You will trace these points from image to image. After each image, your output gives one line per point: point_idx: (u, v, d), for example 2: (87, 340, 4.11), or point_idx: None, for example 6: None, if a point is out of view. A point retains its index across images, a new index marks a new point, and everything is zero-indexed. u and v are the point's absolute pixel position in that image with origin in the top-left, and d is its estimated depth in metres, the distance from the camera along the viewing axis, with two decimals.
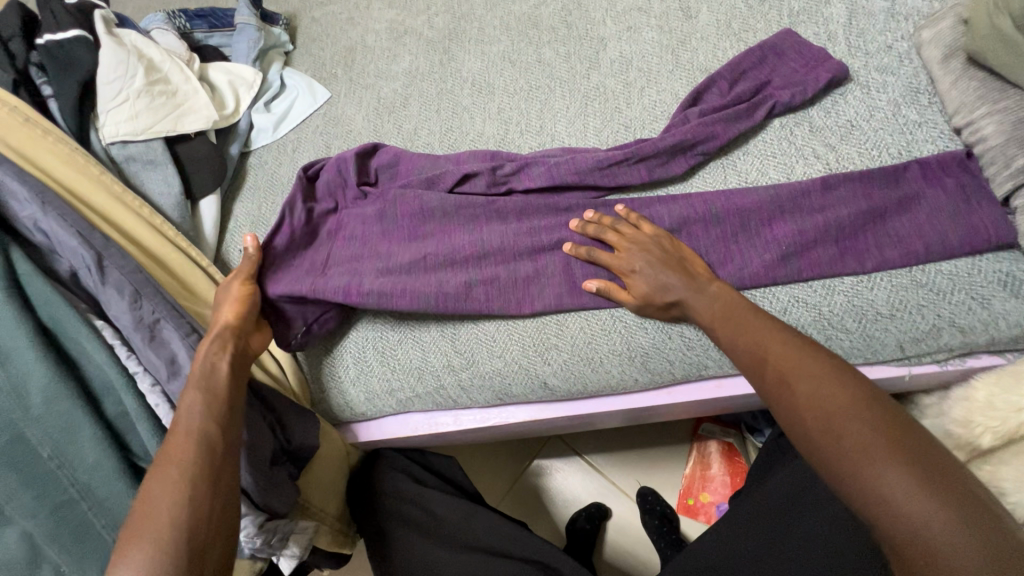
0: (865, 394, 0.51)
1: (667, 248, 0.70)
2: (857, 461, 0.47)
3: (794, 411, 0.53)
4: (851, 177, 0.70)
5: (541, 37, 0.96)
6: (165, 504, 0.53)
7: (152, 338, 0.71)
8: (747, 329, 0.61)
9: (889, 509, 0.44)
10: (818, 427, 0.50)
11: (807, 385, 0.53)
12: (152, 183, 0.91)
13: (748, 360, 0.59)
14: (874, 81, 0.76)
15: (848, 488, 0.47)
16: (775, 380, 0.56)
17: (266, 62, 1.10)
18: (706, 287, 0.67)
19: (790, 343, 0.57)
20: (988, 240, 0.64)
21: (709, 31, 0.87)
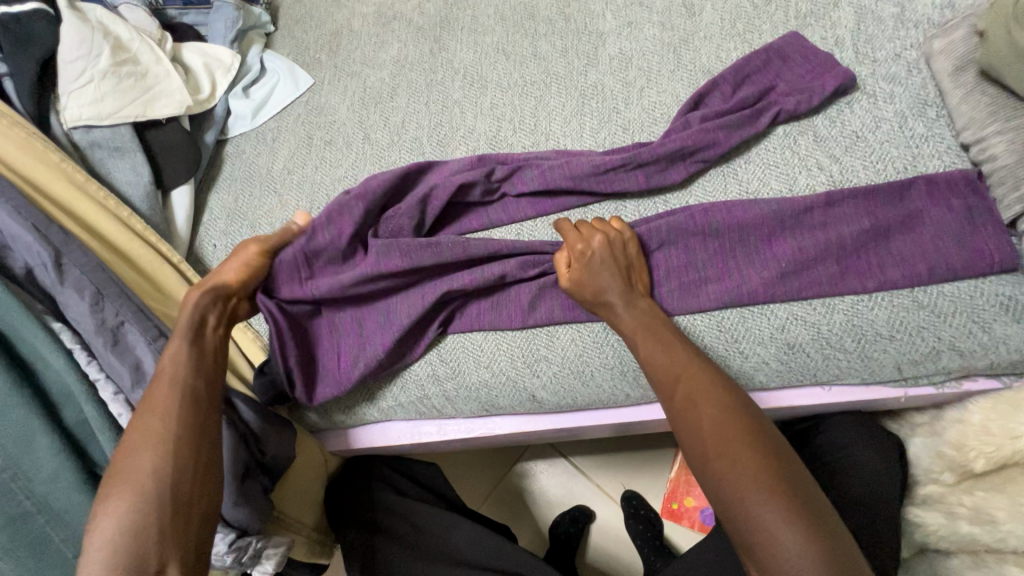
0: (758, 426, 0.55)
1: (626, 257, 0.68)
2: (739, 487, 0.51)
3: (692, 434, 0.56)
4: (855, 192, 0.67)
5: (538, 29, 0.92)
6: (144, 470, 0.55)
7: (115, 343, 0.66)
8: (665, 347, 0.61)
9: (758, 533, 0.50)
10: (714, 451, 0.54)
11: (713, 413, 0.56)
12: (119, 171, 0.85)
13: (660, 376, 0.60)
14: (882, 90, 0.73)
15: (726, 508, 0.52)
16: (681, 403, 0.58)
17: (245, 43, 1.04)
18: (637, 301, 0.66)
19: (701, 367, 0.60)
20: (992, 263, 0.62)
21: (713, 31, 0.83)
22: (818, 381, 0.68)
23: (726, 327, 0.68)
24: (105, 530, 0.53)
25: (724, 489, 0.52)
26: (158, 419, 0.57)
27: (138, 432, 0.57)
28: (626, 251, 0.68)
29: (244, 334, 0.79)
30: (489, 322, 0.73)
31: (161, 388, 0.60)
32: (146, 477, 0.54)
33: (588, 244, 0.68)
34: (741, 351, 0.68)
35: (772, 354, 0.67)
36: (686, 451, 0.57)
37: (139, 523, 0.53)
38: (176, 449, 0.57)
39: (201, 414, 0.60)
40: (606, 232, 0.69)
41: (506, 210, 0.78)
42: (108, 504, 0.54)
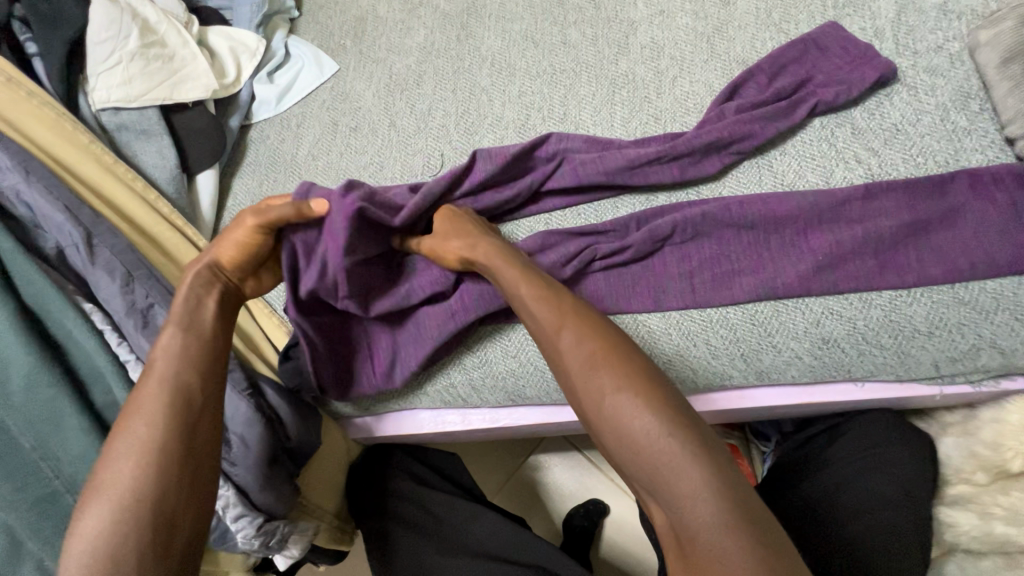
0: (636, 363, 0.53)
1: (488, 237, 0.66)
2: (636, 427, 0.49)
3: (584, 385, 0.53)
4: (895, 186, 0.66)
5: (567, 17, 0.91)
6: (133, 476, 0.51)
7: (145, 325, 0.66)
8: (532, 298, 0.59)
9: (665, 472, 0.47)
10: (605, 396, 0.51)
11: (594, 358, 0.53)
12: (146, 154, 0.85)
13: (542, 331, 0.57)
14: (923, 83, 0.71)
15: (629, 447, 0.49)
16: (572, 352, 0.54)
17: (270, 28, 1.03)
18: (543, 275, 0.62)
19: (578, 315, 0.57)
20: None
21: (747, 20, 0.82)
22: (851, 377, 0.67)
23: (759, 320, 0.67)
24: (84, 536, 0.49)
25: (629, 433, 0.49)
26: (143, 422, 0.53)
27: (127, 436, 0.53)
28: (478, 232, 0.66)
29: (270, 320, 0.79)
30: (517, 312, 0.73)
31: (147, 388, 0.56)
32: (134, 481, 0.51)
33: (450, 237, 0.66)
34: (774, 345, 0.67)
35: (806, 348, 0.66)
36: (581, 405, 0.54)
37: (120, 532, 0.49)
38: (162, 451, 0.52)
39: (187, 413, 0.55)
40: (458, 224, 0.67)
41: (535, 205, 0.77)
42: (87, 510, 0.50)
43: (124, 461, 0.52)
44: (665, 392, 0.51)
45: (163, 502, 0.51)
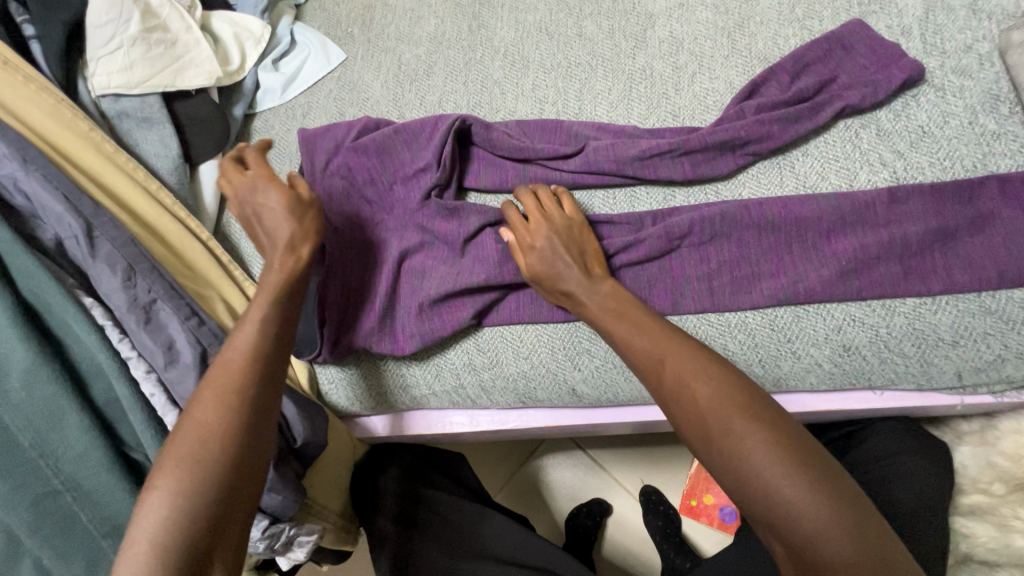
0: (752, 397, 0.50)
1: (575, 235, 0.67)
2: (757, 466, 0.46)
3: (695, 422, 0.50)
4: (921, 189, 0.64)
5: (583, 9, 0.88)
6: (198, 453, 0.51)
7: (148, 321, 0.64)
8: (636, 329, 0.58)
9: (790, 514, 0.44)
10: (719, 432, 0.49)
11: (705, 390, 0.51)
12: (147, 142, 0.82)
13: (642, 361, 0.56)
14: (951, 84, 0.70)
15: (748, 487, 0.46)
16: (673, 382, 0.53)
17: (275, 14, 1.00)
18: (599, 286, 0.63)
19: (681, 346, 0.55)
20: None
21: (770, 16, 0.79)
22: (870, 385, 0.66)
23: (779, 325, 0.66)
24: (152, 503, 0.49)
25: (745, 472, 0.46)
26: (224, 388, 0.55)
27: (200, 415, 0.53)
28: (574, 230, 0.67)
29: None
30: (530, 313, 0.71)
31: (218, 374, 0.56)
32: (206, 463, 0.51)
33: (534, 233, 0.66)
34: (794, 351, 0.65)
35: (826, 355, 0.65)
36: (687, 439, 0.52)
37: (188, 496, 0.49)
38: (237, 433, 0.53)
39: (263, 382, 0.57)
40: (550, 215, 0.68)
41: (538, 177, 0.75)
42: (161, 473, 0.51)
43: (188, 438, 0.52)
44: (790, 429, 0.48)
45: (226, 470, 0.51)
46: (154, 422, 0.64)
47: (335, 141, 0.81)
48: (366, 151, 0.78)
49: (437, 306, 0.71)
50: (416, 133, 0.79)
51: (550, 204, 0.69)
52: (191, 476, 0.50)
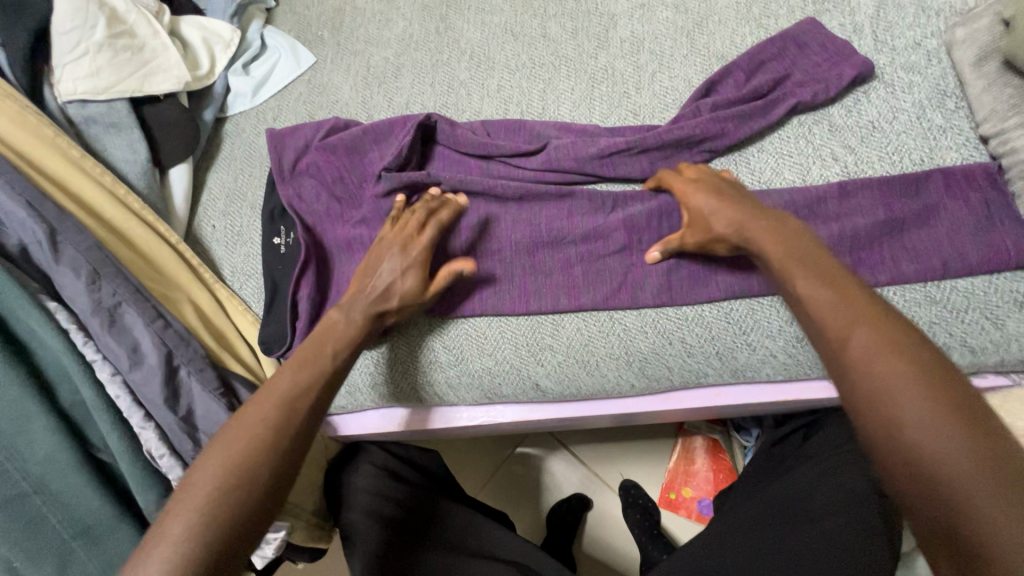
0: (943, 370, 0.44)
1: (735, 191, 0.64)
2: (937, 449, 0.41)
3: (863, 388, 0.45)
4: (869, 183, 0.66)
5: (547, 10, 0.89)
6: (233, 468, 0.51)
7: (112, 324, 0.65)
8: (828, 290, 0.50)
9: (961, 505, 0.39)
10: (895, 410, 0.43)
11: (892, 360, 0.45)
12: (115, 148, 0.83)
13: (817, 319, 0.50)
14: (900, 80, 0.71)
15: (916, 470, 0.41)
16: (847, 346, 0.47)
17: (245, 18, 1.01)
18: (778, 231, 0.58)
19: (862, 308, 0.48)
20: (1007, 261, 0.61)
21: (728, 15, 0.81)
22: (824, 374, 0.68)
23: (734, 318, 0.67)
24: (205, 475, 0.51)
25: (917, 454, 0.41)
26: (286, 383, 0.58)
27: (245, 432, 0.54)
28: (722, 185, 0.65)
29: (246, 320, 0.80)
30: (493, 309, 0.72)
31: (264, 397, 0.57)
32: (242, 481, 0.51)
33: (696, 180, 0.66)
34: (749, 343, 0.67)
35: (780, 346, 0.66)
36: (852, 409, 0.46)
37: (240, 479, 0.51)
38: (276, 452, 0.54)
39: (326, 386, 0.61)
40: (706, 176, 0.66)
41: (500, 174, 0.77)
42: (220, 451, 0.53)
43: (230, 453, 0.52)
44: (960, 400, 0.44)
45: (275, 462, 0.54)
46: (120, 423, 0.65)
47: (304, 140, 0.82)
48: (335, 151, 0.80)
49: None
50: (384, 130, 0.81)
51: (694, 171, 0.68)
52: (234, 492, 0.51)
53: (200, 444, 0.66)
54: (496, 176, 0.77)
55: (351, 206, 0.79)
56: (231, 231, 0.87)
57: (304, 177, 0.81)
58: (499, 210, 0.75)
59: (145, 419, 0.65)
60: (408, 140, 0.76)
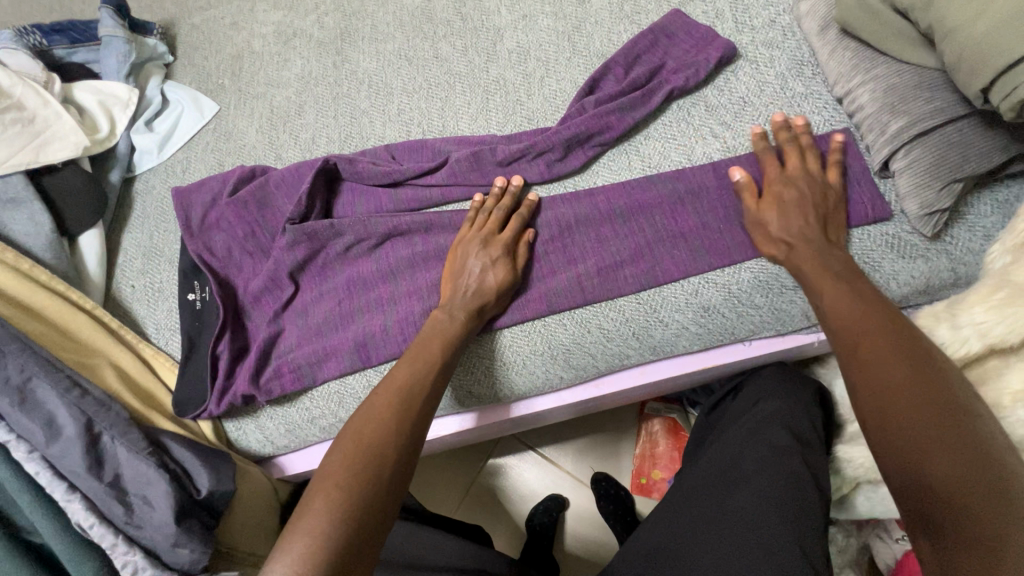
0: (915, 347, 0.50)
1: (824, 199, 0.65)
2: (927, 448, 0.44)
3: (875, 387, 0.48)
4: (741, 161, 0.71)
5: (437, 31, 0.92)
6: (357, 460, 0.55)
7: (23, 400, 0.63)
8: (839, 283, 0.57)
9: (923, 479, 0.43)
10: (903, 411, 0.46)
11: (904, 367, 0.48)
12: (16, 223, 0.81)
13: (843, 327, 0.54)
14: (762, 56, 0.77)
15: (897, 462, 0.45)
16: (864, 354, 0.51)
17: (143, 76, 1.00)
18: (832, 247, 0.62)
19: (887, 319, 0.52)
20: (867, 216, 0.66)
21: (603, 16, 0.86)
22: (737, 338, 0.71)
23: (645, 299, 0.70)
24: (330, 466, 0.55)
25: (909, 448, 0.44)
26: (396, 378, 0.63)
27: (345, 445, 0.57)
28: (823, 197, 0.65)
29: (170, 372, 0.80)
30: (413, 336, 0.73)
31: (374, 407, 0.60)
32: (358, 491, 0.53)
33: (794, 179, 0.66)
34: (661, 320, 0.70)
35: (690, 318, 0.70)
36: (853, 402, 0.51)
37: (361, 468, 0.55)
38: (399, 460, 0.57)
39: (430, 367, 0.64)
40: (811, 172, 0.67)
41: (408, 197, 0.79)
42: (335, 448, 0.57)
43: (346, 451, 0.56)
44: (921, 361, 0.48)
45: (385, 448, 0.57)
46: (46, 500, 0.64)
47: (210, 196, 0.84)
48: (244, 206, 0.82)
49: (325, 348, 0.75)
50: (289, 179, 0.82)
51: (796, 160, 0.67)
52: (341, 501, 0.52)
53: (133, 507, 0.64)
54: (405, 200, 0.79)
55: (262, 257, 0.82)
56: (152, 289, 0.87)
57: (214, 231, 0.83)
58: (414, 230, 0.77)
59: (69, 492, 0.62)
60: (308, 186, 0.77)
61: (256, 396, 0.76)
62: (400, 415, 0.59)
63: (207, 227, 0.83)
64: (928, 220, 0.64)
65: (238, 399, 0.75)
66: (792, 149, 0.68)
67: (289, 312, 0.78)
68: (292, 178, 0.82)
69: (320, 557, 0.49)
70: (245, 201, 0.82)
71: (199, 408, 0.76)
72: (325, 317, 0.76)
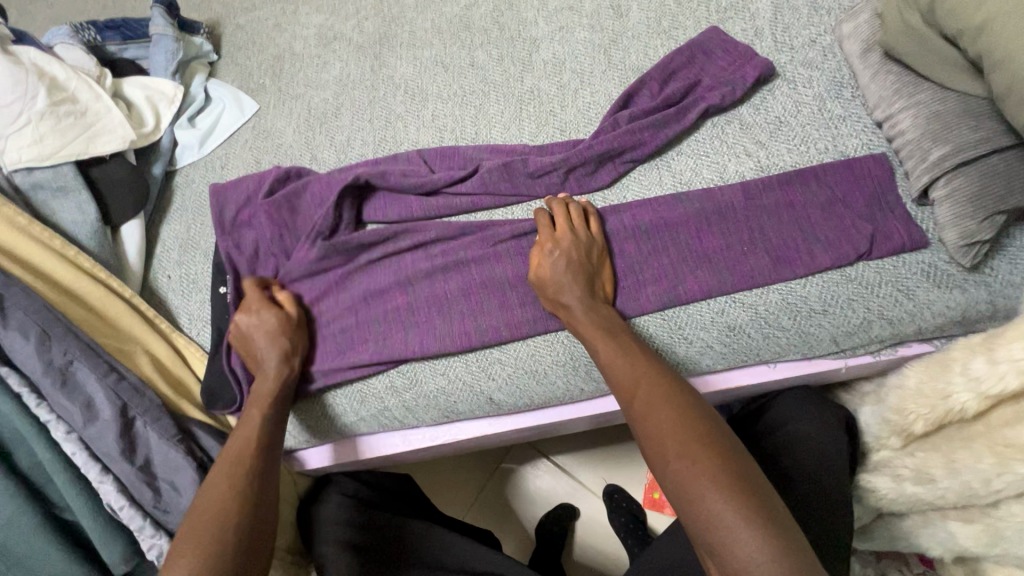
0: (703, 433, 0.54)
1: (592, 258, 0.70)
2: (694, 486, 0.51)
3: (652, 436, 0.56)
4: (774, 182, 0.71)
5: (474, 40, 0.94)
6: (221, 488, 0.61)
7: (64, 382, 0.66)
8: (622, 351, 0.63)
9: (702, 513, 0.50)
10: (674, 452, 0.54)
11: (666, 415, 0.56)
12: (64, 211, 0.85)
13: (621, 379, 0.61)
14: (800, 76, 0.76)
15: (681, 502, 0.52)
16: (639, 406, 0.59)
17: (189, 74, 1.04)
18: (601, 307, 0.68)
19: (653, 371, 0.61)
20: (902, 243, 0.65)
21: (640, 30, 0.86)
22: (762, 359, 0.70)
23: (670, 316, 0.70)
24: (214, 486, 0.62)
25: (687, 485, 0.51)
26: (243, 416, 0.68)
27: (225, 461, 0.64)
28: (593, 256, 0.70)
29: (198, 359, 0.82)
30: (437, 342, 0.74)
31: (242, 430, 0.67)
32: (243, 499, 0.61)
33: (559, 243, 0.70)
34: (686, 337, 0.70)
35: (715, 337, 0.69)
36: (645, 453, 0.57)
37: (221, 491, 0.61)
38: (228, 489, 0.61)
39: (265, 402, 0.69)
40: (576, 232, 0.71)
41: (439, 204, 0.80)
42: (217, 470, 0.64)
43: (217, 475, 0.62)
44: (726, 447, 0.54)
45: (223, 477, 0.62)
46: (80, 480, 0.66)
47: (246, 194, 0.86)
48: (278, 205, 0.83)
49: (352, 349, 0.76)
50: (321, 182, 0.84)
51: (580, 227, 0.72)
52: (211, 518, 0.59)
53: (161, 492, 0.66)
54: (435, 206, 0.81)
55: (292, 256, 0.84)
56: (187, 280, 0.89)
57: (246, 228, 0.84)
58: (442, 235, 0.78)
59: (102, 474, 0.65)
60: (340, 190, 0.79)
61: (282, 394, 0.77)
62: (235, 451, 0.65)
63: (239, 224, 0.84)
64: (968, 251, 0.62)
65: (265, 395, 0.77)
66: (547, 219, 0.73)
67: (317, 311, 0.80)
68: (326, 180, 0.84)
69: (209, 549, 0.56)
70: (278, 200, 0.83)
71: (226, 403, 0.77)
72: (350, 318, 0.77)
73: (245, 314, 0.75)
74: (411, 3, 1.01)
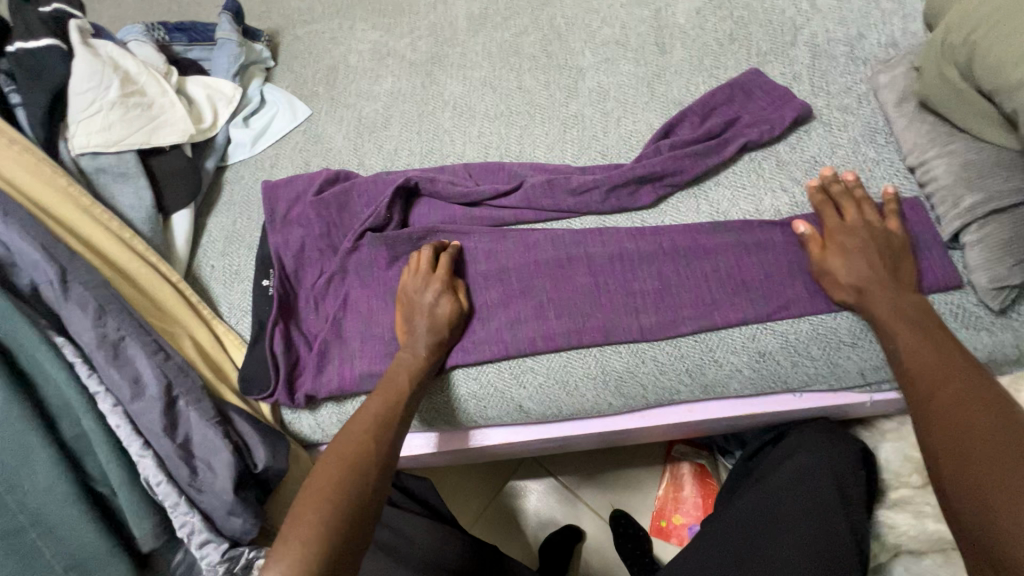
0: (1000, 421, 0.51)
1: (891, 246, 0.68)
2: (986, 461, 0.49)
3: (943, 415, 0.55)
4: (809, 217, 0.74)
5: (522, 65, 0.99)
6: (353, 443, 0.63)
7: (116, 356, 0.68)
8: (924, 338, 0.61)
9: (995, 487, 0.47)
10: (970, 432, 0.51)
11: (974, 403, 0.53)
12: (123, 195, 0.89)
13: (914, 365, 0.60)
14: (836, 120, 0.80)
15: (963, 477, 0.50)
16: (932, 390, 0.57)
17: (247, 77, 1.09)
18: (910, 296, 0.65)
19: (962, 364, 0.58)
20: (937, 283, 0.68)
21: (683, 66, 0.91)
22: (789, 387, 0.73)
23: (703, 339, 0.73)
24: (348, 433, 0.65)
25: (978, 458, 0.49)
26: (402, 377, 0.71)
27: (334, 456, 0.62)
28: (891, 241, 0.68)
29: (234, 344, 0.85)
30: (476, 349, 0.76)
31: (363, 421, 0.66)
32: (352, 493, 0.59)
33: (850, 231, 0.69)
34: (716, 360, 0.72)
35: (745, 362, 0.72)
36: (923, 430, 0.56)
37: (356, 442, 0.64)
38: (375, 444, 0.64)
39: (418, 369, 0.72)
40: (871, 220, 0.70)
41: (483, 217, 0.84)
42: (354, 420, 0.67)
43: (360, 425, 0.66)
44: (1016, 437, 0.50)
45: (364, 429, 0.65)
46: (120, 454, 0.68)
47: (296, 192, 0.90)
48: (326, 205, 0.87)
49: (388, 350, 0.79)
50: (370, 187, 0.88)
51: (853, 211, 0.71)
52: (349, 465, 0.61)
53: (197, 471, 0.68)
54: (479, 218, 0.84)
55: (333, 255, 0.87)
56: (230, 270, 0.92)
57: (294, 225, 0.88)
58: (484, 245, 0.81)
59: (144, 448, 0.67)
60: (388, 197, 0.83)
61: (316, 390, 0.80)
62: (383, 407, 0.68)
63: (286, 222, 0.88)
64: (997, 294, 0.65)
65: (303, 387, 0.80)
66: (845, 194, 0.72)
67: (354, 310, 0.83)
68: (374, 185, 0.88)
69: (313, 547, 0.54)
70: (326, 202, 0.87)
71: (263, 392, 0.80)
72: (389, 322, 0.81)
73: (415, 289, 0.76)
74: (464, 27, 1.06)
